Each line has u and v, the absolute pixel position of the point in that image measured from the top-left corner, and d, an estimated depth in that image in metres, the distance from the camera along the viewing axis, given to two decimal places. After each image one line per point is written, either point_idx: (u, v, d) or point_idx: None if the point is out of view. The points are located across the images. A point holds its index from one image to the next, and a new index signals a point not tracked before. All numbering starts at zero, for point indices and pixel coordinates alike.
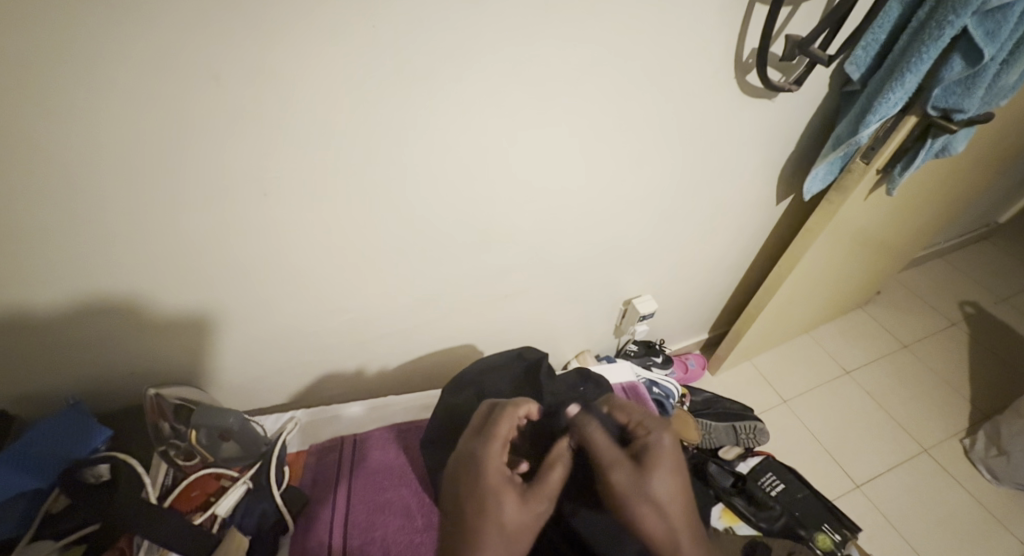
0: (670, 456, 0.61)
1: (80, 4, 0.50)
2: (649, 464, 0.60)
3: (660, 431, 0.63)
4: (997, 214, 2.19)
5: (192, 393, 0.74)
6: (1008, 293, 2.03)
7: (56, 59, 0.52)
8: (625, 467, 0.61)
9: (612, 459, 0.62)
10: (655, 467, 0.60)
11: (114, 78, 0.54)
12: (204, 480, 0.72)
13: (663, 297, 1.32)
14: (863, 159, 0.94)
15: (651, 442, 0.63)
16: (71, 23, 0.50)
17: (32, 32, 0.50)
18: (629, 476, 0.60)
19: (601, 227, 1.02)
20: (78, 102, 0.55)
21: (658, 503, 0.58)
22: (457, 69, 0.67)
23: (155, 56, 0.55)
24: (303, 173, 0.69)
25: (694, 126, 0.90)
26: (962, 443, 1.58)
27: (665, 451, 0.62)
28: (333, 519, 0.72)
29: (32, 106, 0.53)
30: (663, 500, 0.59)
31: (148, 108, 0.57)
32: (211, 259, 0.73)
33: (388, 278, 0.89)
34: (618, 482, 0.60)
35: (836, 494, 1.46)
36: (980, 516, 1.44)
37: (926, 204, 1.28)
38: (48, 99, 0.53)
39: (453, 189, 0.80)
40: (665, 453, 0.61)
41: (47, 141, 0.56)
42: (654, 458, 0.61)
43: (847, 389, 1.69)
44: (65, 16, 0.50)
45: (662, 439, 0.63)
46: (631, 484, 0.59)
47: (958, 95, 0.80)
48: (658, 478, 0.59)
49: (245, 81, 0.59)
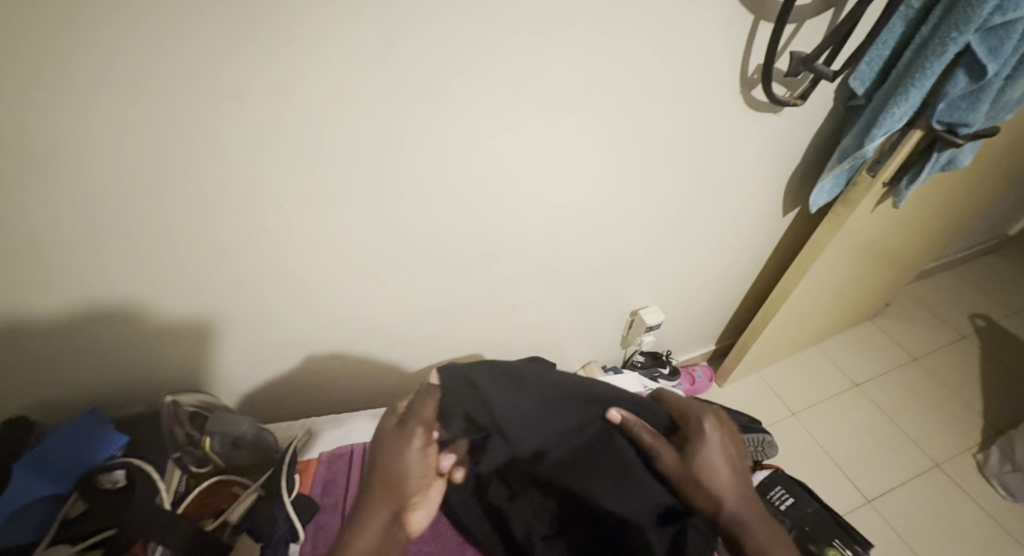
0: (714, 430, 0.72)
1: (107, 24, 0.52)
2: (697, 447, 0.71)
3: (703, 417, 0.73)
4: (1007, 226, 2.17)
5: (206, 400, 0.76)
6: (1019, 306, 2.01)
7: (86, 77, 0.54)
8: (671, 449, 0.72)
9: (657, 445, 0.73)
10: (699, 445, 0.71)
11: (142, 95, 0.57)
12: (215, 488, 0.73)
13: (670, 307, 1.32)
14: (869, 172, 0.94)
15: (698, 419, 0.74)
16: (97, 43, 0.53)
17: (61, 49, 0.52)
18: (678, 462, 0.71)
19: (609, 238, 1.03)
20: (102, 117, 0.57)
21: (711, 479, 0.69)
22: (467, 86, 0.69)
23: (177, 73, 0.57)
24: (317, 185, 0.71)
25: (700, 140, 0.91)
26: (975, 457, 1.56)
27: (709, 426, 0.72)
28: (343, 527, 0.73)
29: (63, 121, 0.56)
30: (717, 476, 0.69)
31: (171, 124, 0.60)
32: (226, 268, 0.75)
33: (397, 289, 0.90)
34: (669, 460, 0.71)
35: (847, 508, 1.44)
36: (994, 532, 1.42)
37: (934, 216, 1.28)
38: (76, 113, 0.56)
39: (461, 200, 0.82)
40: (710, 425, 0.72)
41: (76, 154, 0.58)
42: (700, 434, 0.72)
43: (856, 402, 1.68)
44: (93, 36, 0.52)
45: (705, 415, 0.74)
46: (681, 462, 0.71)
47: (963, 110, 0.80)
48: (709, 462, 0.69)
49: (265, 96, 0.61)
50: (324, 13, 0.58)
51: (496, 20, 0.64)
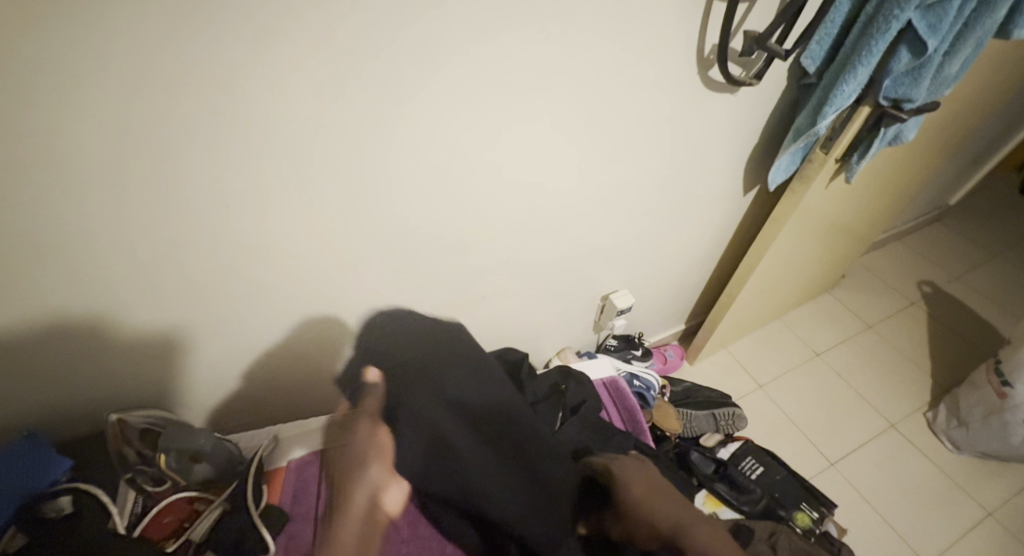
0: (639, 478, 0.76)
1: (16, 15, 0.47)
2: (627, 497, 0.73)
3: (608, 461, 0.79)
4: (950, 196, 2.26)
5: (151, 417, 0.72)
6: (961, 271, 2.12)
7: None
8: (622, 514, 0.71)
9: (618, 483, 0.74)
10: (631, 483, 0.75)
11: (64, 96, 0.52)
12: (176, 505, 0.67)
13: (639, 290, 1.34)
14: (823, 149, 0.96)
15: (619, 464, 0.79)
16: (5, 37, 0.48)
17: None
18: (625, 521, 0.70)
19: (575, 225, 1.02)
20: (21, 119, 0.52)
21: (646, 510, 0.72)
22: (421, 74, 0.66)
23: (100, 68, 0.52)
24: (267, 185, 0.67)
25: (659, 124, 0.91)
26: (926, 416, 1.65)
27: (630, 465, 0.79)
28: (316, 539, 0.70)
29: None
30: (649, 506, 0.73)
31: (96, 123, 0.55)
32: (176, 278, 0.70)
33: (362, 287, 0.87)
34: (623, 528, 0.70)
35: (812, 472, 1.50)
36: (944, 484, 1.50)
37: (882, 189, 1.32)
38: None
39: (422, 193, 0.79)
40: (627, 474, 0.77)
41: None
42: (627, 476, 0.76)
43: (818, 371, 1.75)
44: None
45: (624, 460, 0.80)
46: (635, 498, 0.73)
47: (907, 85, 0.82)
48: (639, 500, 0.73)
49: (199, 92, 0.57)
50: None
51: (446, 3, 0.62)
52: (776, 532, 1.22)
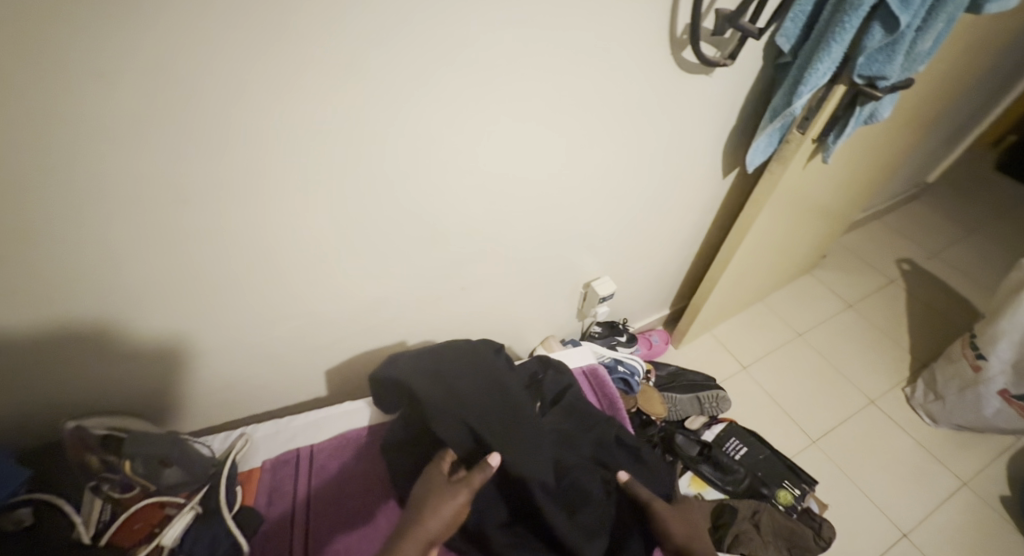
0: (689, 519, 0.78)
1: None
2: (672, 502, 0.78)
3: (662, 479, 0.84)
4: (928, 174, 2.28)
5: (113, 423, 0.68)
6: (939, 248, 2.14)
7: None
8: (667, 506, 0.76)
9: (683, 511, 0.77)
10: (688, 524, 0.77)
11: None
12: (148, 511, 0.66)
13: (621, 276, 1.33)
14: (799, 129, 0.95)
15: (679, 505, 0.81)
16: None
17: None
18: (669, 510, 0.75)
19: (553, 213, 1.00)
20: None
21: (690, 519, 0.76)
22: (383, 60, 0.63)
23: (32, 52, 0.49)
24: (226, 178, 0.65)
25: (634, 107, 0.89)
26: (904, 391, 1.67)
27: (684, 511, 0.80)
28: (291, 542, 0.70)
29: None
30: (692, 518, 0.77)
31: (39, 117, 0.52)
32: (136, 277, 0.68)
33: (336, 282, 0.85)
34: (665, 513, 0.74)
35: (794, 451, 1.52)
36: (922, 457, 1.53)
37: (860, 168, 1.32)
38: None
39: (392, 184, 0.76)
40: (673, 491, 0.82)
41: None
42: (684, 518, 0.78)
43: (800, 351, 1.77)
44: None
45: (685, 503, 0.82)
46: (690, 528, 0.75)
47: (881, 62, 0.81)
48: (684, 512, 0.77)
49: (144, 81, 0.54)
50: None
51: None
52: (759, 510, 1.25)
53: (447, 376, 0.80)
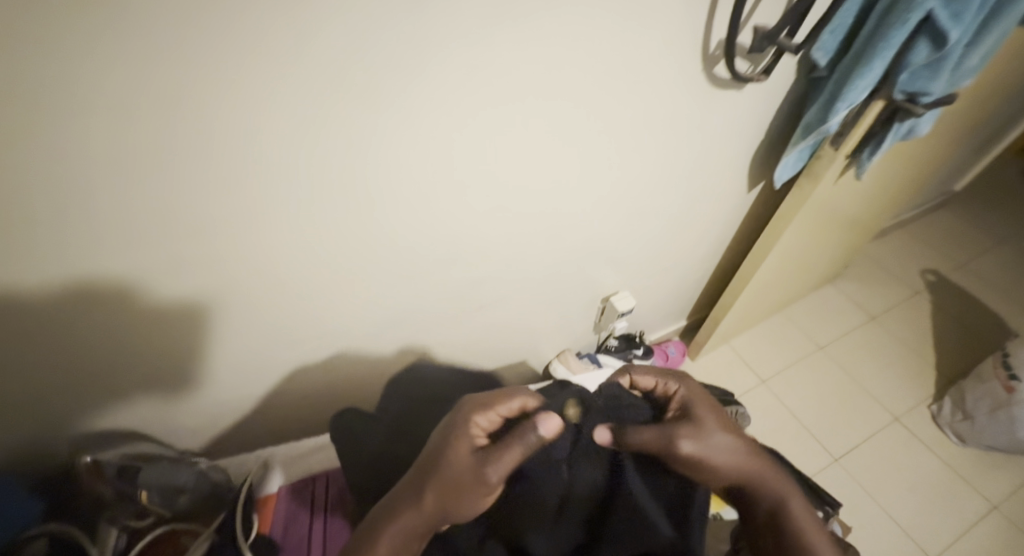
0: (706, 403, 0.73)
1: None
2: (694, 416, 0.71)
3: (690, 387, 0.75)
4: (953, 183, 2.22)
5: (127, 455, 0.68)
6: (965, 259, 2.09)
7: None
8: (687, 428, 0.70)
9: (682, 438, 0.69)
10: (706, 424, 0.71)
11: None
12: (163, 541, 0.64)
13: (640, 290, 1.30)
14: (833, 145, 0.92)
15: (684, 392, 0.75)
16: None
17: None
18: (693, 437, 0.69)
19: (572, 230, 0.98)
20: None
21: (723, 444, 0.70)
22: (414, 88, 0.60)
23: None
24: (250, 207, 0.62)
25: (664, 122, 0.87)
26: (930, 409, 1.62)
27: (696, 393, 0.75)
28: None
29: None
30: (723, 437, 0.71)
31: None
32: (145, 309, 0.65)
33: (347, 306, 0.82)
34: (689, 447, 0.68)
35: (817, 469, 1.48)
36: (949, 477, 1.49)
37: (888, 183, 1.29)
38: None
39: (414, 211, 0.74)
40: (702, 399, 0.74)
41: None
42: (701, 415, 0.71)
43: (821, 365, 1.72)
44: None
45: (687, 385, 0.76)
46: (710, 448, 0.69)
47: (925, 79, 0.78)
48: (710, 426, 0.70)
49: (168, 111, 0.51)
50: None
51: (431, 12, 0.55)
52: None
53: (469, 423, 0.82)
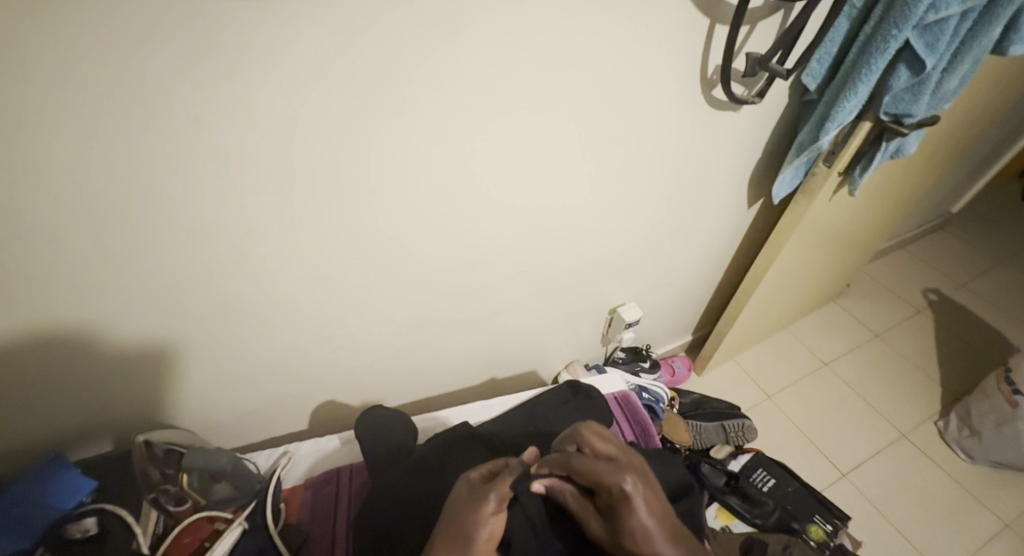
0: (631, 504, 0.59)
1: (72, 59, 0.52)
2: (619, 515, 0.59)
3: (623, 481, 0.60)
4: (952, 205, 2.27)
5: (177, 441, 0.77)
6: (967, 278, 2.12)
7: (45, 111, 0.54)
8: (599, 518, 0.62)
9: (586, 513, 0.63)
10: (622, 528, 0.59)
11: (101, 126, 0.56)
12: (197, 524, 0.72)
13: (646, 302, 1.35)
14: (825, 163, 0.97)
15: (617, 493, 0.60)
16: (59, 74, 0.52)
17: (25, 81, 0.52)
18: (603, 523, 0.62)
19: (580, 242, 1.04)
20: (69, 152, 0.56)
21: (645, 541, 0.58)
22: (435, 100, 0.70)
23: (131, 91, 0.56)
24: (289, 201, 0.71)
25: (664, 142, 0.94)
26: (937, 425, 1.64)
27: (632, 497, 0.59)
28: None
29: (27, 153, 0.55)
30: (647, 534, 0.58)
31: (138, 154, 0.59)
32: (195, 296, 0.74)
33: (374, 300, 0.90)
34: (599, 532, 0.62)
35: (825, 483, 1.50)
36: (959, 494, 1.49)
37: (884, 202, 1.34)
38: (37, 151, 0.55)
39: (435, 213, 0.83)
40: (631, 501, 0.59)
41: (40, 186, 0.57)
42: (618, 520, 0.59)
43: (825, 380, 1.75)
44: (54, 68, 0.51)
45: (625, 487, 0.60)
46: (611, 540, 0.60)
47: (907, 101, 0.84)
48: (632, 524, 0.58)
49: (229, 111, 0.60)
50: (294, 17, 0.58)
51: (455, 31, 0.65)
52: (790, 545, 1.22)
53: (485, 432, 0.89)
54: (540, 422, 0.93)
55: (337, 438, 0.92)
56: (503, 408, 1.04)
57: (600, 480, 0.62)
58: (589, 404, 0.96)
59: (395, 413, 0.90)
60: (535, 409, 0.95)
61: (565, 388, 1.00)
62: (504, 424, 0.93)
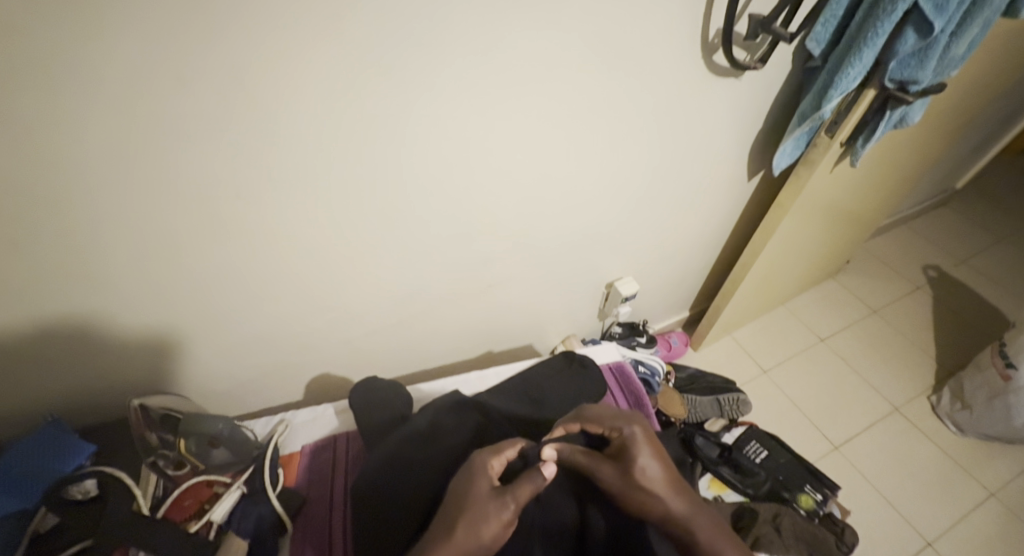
0: (644, 445, 0.65)
1: (50, 16, 0.50)
2: (630, 455, 0.65)
3: (633, 425, 0.68)
4: (956, 181, 2.25)
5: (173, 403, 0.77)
6: (967, 255, 2.11)
7: (22, 70, 0.52)
8: (608, 463, 0.66)
9: (595, 463, 0.67)
10: (633, 464, 0.64)
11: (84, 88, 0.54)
12: (197, 488, 0.74)
13: (643, 277, 1.35)
14: (827, 133, 0.96)
15: (630, 436, 0.67)
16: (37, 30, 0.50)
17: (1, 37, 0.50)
18: (614, 467, 0.65)
19: (578, 213, 1.03)
20: (53, 114, 0.55)
21: (653, 477, 0.63)
22: (430, 62, 0.68)
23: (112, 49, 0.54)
24: (282, 170, 0.69)
25: (665, 109, 0.92)
26: (930, 399, 1.65)
27: (642, 441, 0.66)
28: (319, 531, 0.76)
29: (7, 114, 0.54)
30: (655, 472, 0.64)
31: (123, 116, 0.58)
32: (189, 264, 0.73)
33: (369, 271, 0.89)
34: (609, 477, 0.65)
35: (817, 455, 1.52)
36: (948, 466, 1.52)
37: (886, 175, 1.32)
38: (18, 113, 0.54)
39: (430, 182, 0.81)
40: (641, 442, 0.66)
41: (22, 151, 0.56)
42: (630, 456, 0.65)
43: (821, 356, 1.76)
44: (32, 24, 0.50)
45: (637, 432, 0.67)
46: (622, 479, 0.64)
47: (913, 67, 0.82)
48: (643, 461, 0.64)
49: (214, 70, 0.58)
50: None
51: None
52: (780, 513, 1.25)
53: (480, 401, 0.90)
54: (532, 391, 0.94)
55: (333, 407, 0.94)
56: (498, 379, 1.05)
57: (610, 428, 0.69)
58: (584, 374, 0.97)
59: (398, 391, 0.90)
60: (529, 378, 0.96)
61: (560, 357, 1.01)
62: (499, 394, 0.94)
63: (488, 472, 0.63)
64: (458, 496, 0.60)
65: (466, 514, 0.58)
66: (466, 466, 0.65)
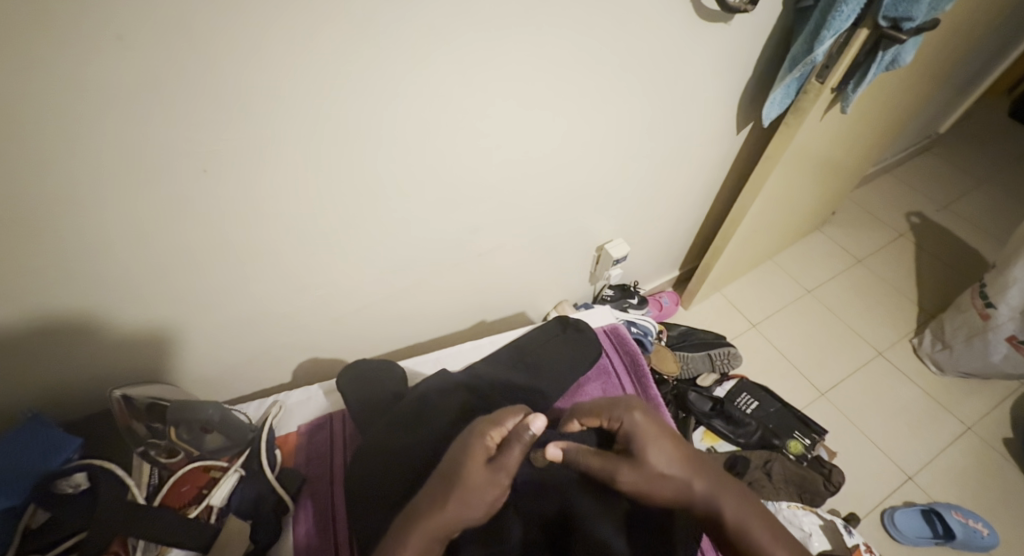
0: (650, 430, 0.65)
1: None
2: (639, 446, 0.64)
3: (631, 413, 0.67)
4: (938, 126, 2.24)
5: (160, 392, 0.74)
6: (948, 201, 2.13)
7: None
8: (624, 463, 0.65)
9: (605, 463, 0.66)
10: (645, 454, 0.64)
11: (30, 59, 0.50)
12: (192, 474, 0.73)
13: (633, 238, 1.33)
14: (818, 78, 0.94)
15: (631, 425, 0.66)
16: None
17: None
18: (630, 466, 0.64)
19: (566, 173, 0.99)
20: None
21: (665, 463, 0.63)
22: (404, 14, 0.63)
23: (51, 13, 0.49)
24: (254, 140, 0.65)
25: (653, 56, 0.88)
26: (911, 342, 1.70)
27: (645, 427, 0.66)
28: (323, 508, 0.77)
29: None
30: (667, 457, 0.64)
31: (75, 91, 0.53)
32: (163, 247, 0.69)
33: (352, 245, 0.86)
34: (628, 479, 0.64)
35: (805, 403, 1.55)
36: (929, 405, 1.56)
37: (873, 122, 1.31)
38: None
39: (411, 148, 0.77)
40: (645, 429, 0.65)
41: None
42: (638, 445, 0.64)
43: (807, 306, 1.78)
44: None
45: (635, 418, 0.66)
46: (640, 476, 0.63)
47: (908, 3, 0.80)
48: (652, 452, 0.64)
49: (172, 31, 0.54)
50: None
51: None
52: (770, 460, 1.28)
53: (476, 373, 0.89)
54: (528, 358, 0.93)
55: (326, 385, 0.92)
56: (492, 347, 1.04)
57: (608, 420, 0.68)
58: (578, 338, 0.97)
59: (391, 369, 0.89)
60: (524, 346, 0.96)
61: (552, 322, 1.00)
62: (494, 363, 0.93)
63: (482, 441, 0.61)
64: (449, 475, 0.59)
65: (456, 489, 0.58)
66: (463, 433, 0.63)
